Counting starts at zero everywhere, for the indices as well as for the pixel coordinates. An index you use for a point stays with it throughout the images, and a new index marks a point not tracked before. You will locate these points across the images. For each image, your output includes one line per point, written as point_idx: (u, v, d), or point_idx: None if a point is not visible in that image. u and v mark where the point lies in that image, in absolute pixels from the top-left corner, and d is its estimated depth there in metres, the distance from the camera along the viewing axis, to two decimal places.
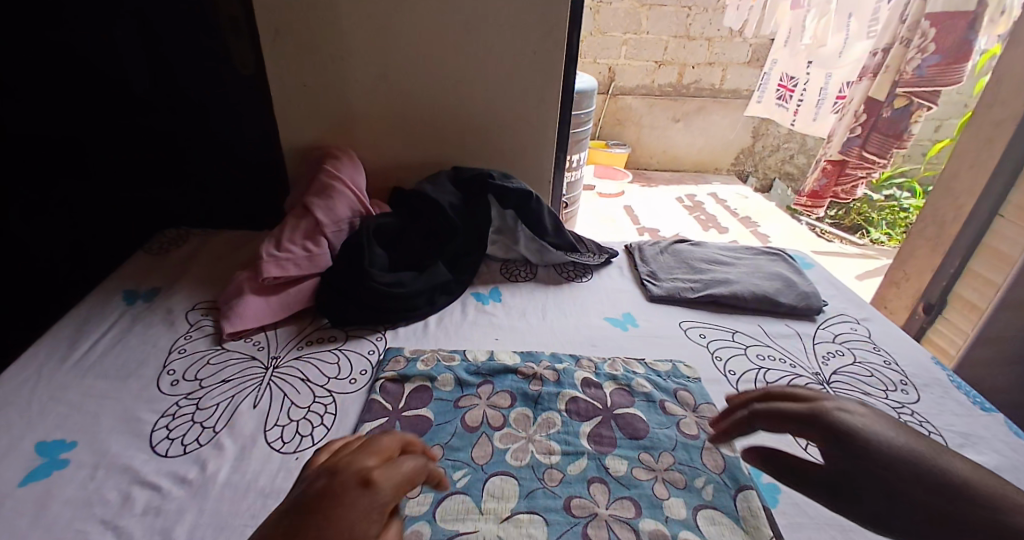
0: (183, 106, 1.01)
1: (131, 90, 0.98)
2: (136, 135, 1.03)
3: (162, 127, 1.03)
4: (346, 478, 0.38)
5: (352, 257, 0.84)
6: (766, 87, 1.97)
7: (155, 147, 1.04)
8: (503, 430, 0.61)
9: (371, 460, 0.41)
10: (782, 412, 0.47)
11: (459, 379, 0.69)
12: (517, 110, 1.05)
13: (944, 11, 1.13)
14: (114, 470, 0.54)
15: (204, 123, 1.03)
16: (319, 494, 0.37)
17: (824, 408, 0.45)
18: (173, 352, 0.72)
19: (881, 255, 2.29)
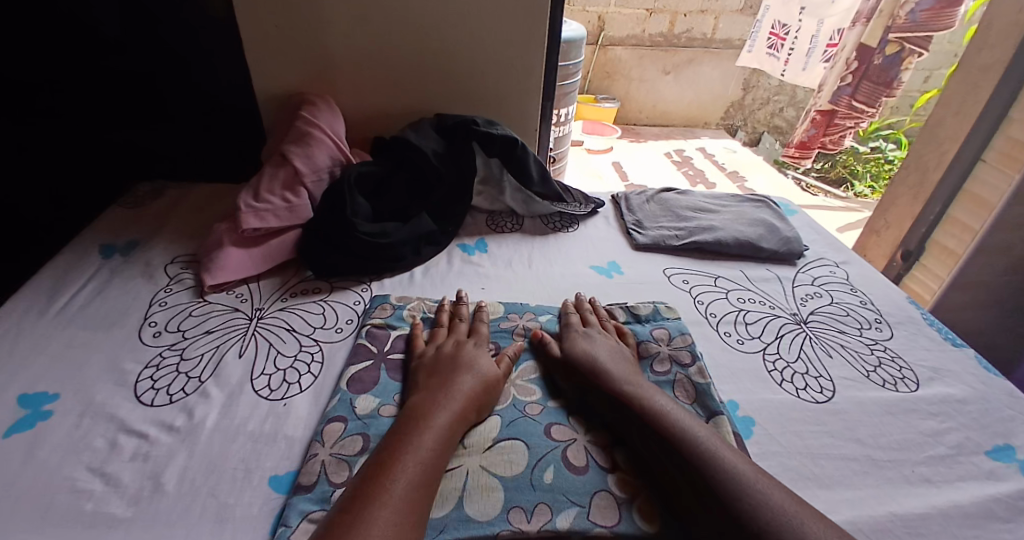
0: (154, 58, 0.96)
1: (100, 29, 0.91)
2: (104, 80, 0.97)
3: (134, 71, 0.97)
4: (467, 344, 0.63)
5: (333, 206, 0.81)
6: (756, 34, 1.85)
7: (128, 94, 0.99)
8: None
9: (473, 339, 0.65)
10: (577, 351, 0.62)
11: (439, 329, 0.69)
12: (504, 54, 1.01)
13: None
14: (101, 418, 0.55)
15: (182, 68, 0.98)
16: (454, 348, 0.62)
17: (606, 355, 0.62)
18: (154, 304, 0.71)
19: (864, 208, 2.32)
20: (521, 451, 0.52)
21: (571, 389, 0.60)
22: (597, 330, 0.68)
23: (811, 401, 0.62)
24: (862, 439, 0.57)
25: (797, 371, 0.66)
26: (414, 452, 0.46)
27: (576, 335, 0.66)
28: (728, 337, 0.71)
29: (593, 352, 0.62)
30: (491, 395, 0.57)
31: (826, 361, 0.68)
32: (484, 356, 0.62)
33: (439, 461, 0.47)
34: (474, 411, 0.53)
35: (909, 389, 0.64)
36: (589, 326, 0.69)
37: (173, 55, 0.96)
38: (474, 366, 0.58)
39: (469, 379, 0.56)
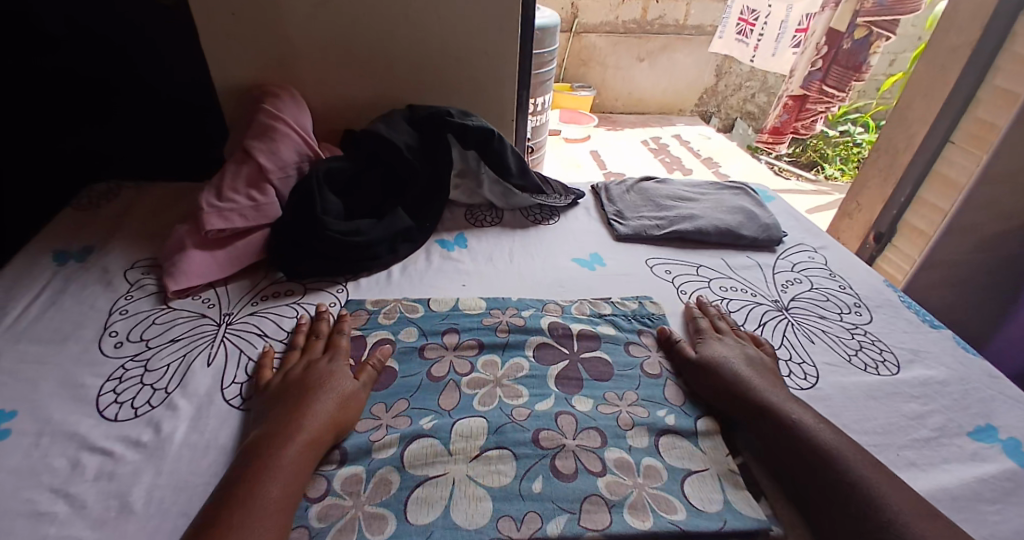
0: (101, 58, 0.91)
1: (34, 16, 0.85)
2: (42, 78, 0.89)
3: (71, 65, 0.90)
4: (319, 362, 0.59)
5: (302, 203, 0.78)
6: (727, 23, 1.83)
7: (67, 87, 0.92)
8: (470, 374, 0.61)
9: (326, 355, 0.61)
10: (712, 355, 0.62)
11: (421, 331, 0.67)
12: (477, 42, 0.98)
13: None
14: (61, 437, 0.51)
15: (134, 57, 0.92)
16: (305, 369, 0.58)
17: (741, 362, 0.61)
18: (113, 313, 0.66)
19: (836, 191, 2.38)
20: (507, 459, 0.50)
21: (701, 393, 0.60)
22: (733, 336, 0.67)
23: (796, 388, 0.62)
24: (848, 424, 0.58)
25: (781, 358, 0.66)
26: (254, 493, 0.43)
27: (710, 342, 0.66)
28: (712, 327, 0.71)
29: (727, 359, 0.61)
30: (350, 410, 0.54)
31: (809, 347, 0.68)
32: (338, 371, 0.58)
33: (286, 497, 0.44)
34: (328, 431, 0.50)
35: (891, 372, 0.65)
36: (722, 333, 0.68)
37: (122, 48, 0.91)
38: (326, 386, 0.55)
39: (321, 402, 0.52)
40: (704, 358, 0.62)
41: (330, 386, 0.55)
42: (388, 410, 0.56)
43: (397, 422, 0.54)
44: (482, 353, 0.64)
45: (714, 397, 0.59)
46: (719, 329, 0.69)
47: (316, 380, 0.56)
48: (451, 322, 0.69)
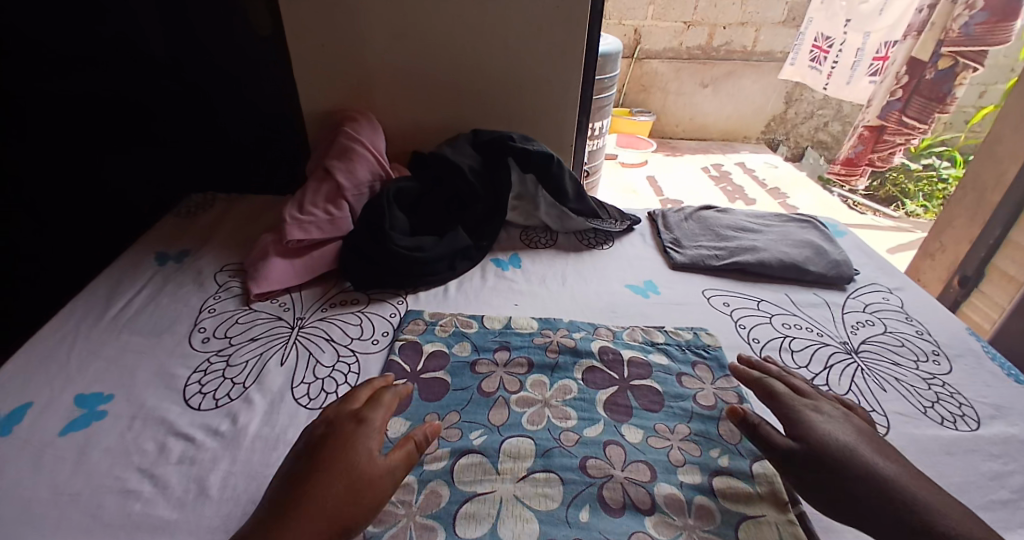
0: (195, 94, 1.04)
1: (149, 53, 0.99)
2: (155, 114, 1.05)
3: (175, 101, 1.04)
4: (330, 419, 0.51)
5: (372, 219, 0.83)
6: (799, 48, 1.89)
7: (174, 112, 1.06)
8: (520, 392, 0.62)
9: (342, 419, 0.51)
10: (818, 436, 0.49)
11: (475, 346, 0.69)
12: (540, 70, 1.02)
13: None
14: (150, 421, 0.58)
15: (223, 85, 1.04)
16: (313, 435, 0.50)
17: (864, 444, 0.48)
18: (203, 311, 0.74)
19: (916, 228, 2.19)
20: (556, 485, 0.51)
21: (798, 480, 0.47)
22: (829, 404, 0.54)
23: None
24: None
25: None
26: None
27: (807, 416, 0.51)
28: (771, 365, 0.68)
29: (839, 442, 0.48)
30: (362, 491, 0.44)
31: (879, 394, 0.64)
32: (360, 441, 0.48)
33: None
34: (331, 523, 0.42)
35: (970, 427, 0.59)
36: (815, 399, 0.55)
37: (212, 80, 1.04)
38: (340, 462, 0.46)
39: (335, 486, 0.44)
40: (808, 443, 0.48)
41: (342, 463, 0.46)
42: (440, 422, 0.58)
43: (448, 433, 0.56)
44: (532, 371, 0.66)
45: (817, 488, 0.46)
46: (803, 391, 0.56)
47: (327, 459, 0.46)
48: (503, 340, 0.71)
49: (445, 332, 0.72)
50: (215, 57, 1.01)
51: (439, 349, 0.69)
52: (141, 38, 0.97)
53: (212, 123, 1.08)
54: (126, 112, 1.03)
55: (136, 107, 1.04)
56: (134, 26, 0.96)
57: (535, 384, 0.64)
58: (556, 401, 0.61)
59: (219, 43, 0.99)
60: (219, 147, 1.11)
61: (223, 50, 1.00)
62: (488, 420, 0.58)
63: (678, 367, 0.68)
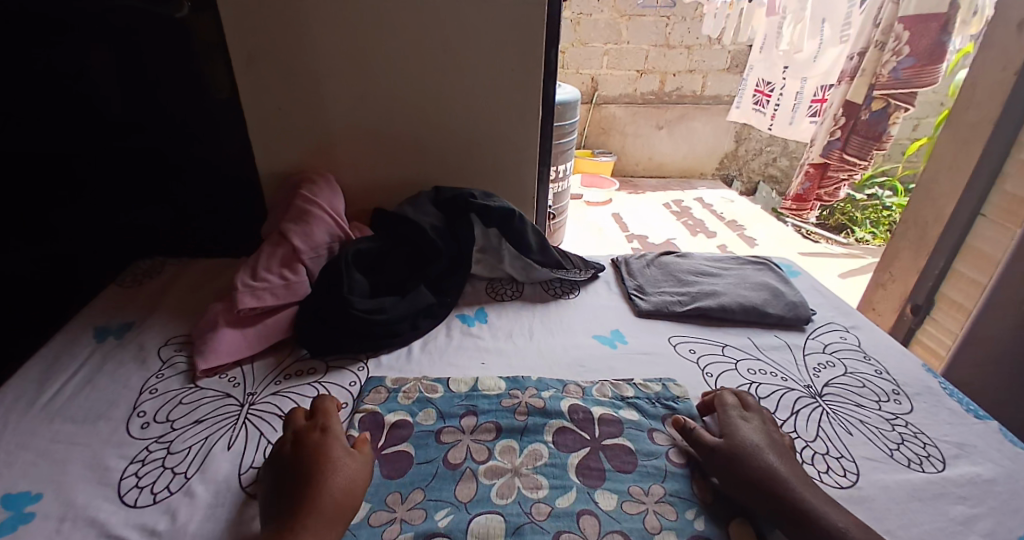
0: (152, 154, 1.01)
1: (102, 114, 0.93)
2: (107, 173, 0.98)
3: (128, 165, 1.00)
4: (312, 434, 0.57)
5: (330, 283, 0.81)
6: (743, 93, 2.05)
7: (120, 175, 0.99)
8: (488, 462, 0.59)
9: (323, 436, 0.57)
10: (741, 439, 0.58)
11: (439, 412, 0.66)
12: (500, 127, 1.05)
13: (916, 14, 1.18)
14: (80, 523, 0.51)
15: (181, 143, 1.03)
16: (297, 447, 0.55)
17: (771, 446, 0.58)
18: (144, 392, 0.69)
19: (867, 254, 2.31)
20: None
21: (717, 477, 0.57)
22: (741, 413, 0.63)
23: (835, 486, 0.57)
24: (893, 530, 0.52)
25: (817, 452, 0.62)
26: None
27: (734, 424, 0.61)
28: None
29: (756, 444, 0.58)
30: (356, 497, 0.52)
31: (847, 440, 0.64)
32: (346, 455, 0.55)
33: None
34: (334, 527, 0.48)
35: (936, 469, 0.60)
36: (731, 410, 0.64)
37: (169, 141, 1.02)
38: (333, 473, 0.52)
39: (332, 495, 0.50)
40: (729, 445, 0.58)
41: (337, 472, 0.52)
42: (403, 502, 0.54)
43: (412, 515, 0.52)
44: (501, 437, 0.63)
45: (741, 481, 0.55)
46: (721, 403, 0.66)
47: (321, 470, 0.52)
48: (470, 404, 0.68)
49: (408, 398, 0.69)
50: (174, 117, 1.00)
51: (403, 417, 0.66)
52: (95, 98, 0.92)
53: (168, 183, 1.04)
54: (58, 171, 0.90)
55: (70, 167, 0.92)
56: (88, 84, 0.90)
57: (504, 453, 0.61)
58: (527, 470, 0.58)
59: (182, 101, 0.99)
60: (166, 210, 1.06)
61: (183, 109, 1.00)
62: (456, 498, 0.54)
63: (649, 423, 0.66)
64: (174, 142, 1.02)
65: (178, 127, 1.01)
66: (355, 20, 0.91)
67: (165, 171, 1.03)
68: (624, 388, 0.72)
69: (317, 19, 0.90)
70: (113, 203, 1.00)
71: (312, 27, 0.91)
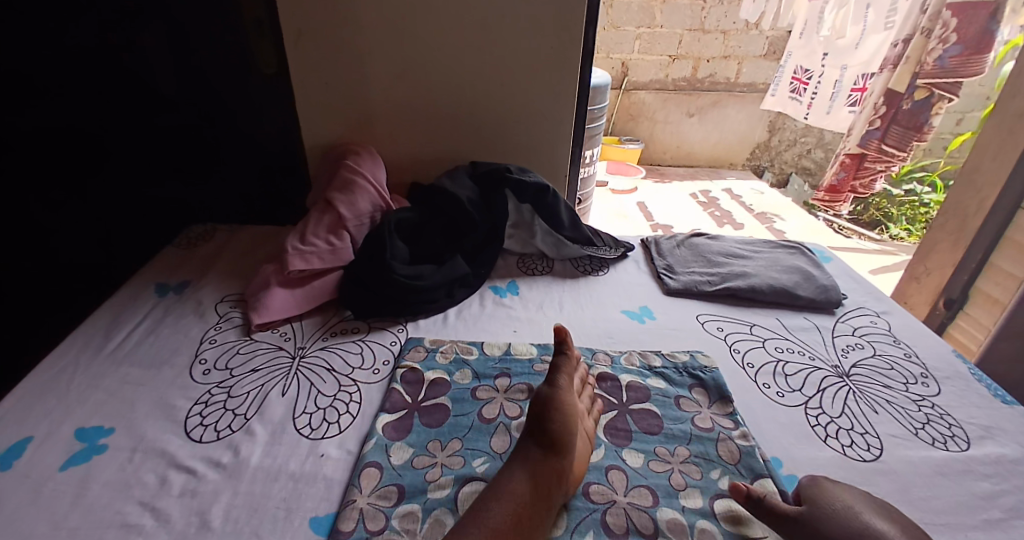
0: (197, 127, 1.05)
1: (155, 91, 1.00)
2: (153, 142, 1.05)
3: (179, 139, 1.06)
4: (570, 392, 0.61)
5: (373, 249, 0.85)
6: (780, 80, 2.01)
7: (163, 148, 1.06)
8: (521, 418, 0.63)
9: (569, 380, 0.63)
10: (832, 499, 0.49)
11: (474, 372, 0.70)
12: (535, 105, 1.06)
13: (963, 0, 1.14)
14: (151, 453, 0.57)
15: (226, 118, 1.06)
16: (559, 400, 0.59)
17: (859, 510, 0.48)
18: (204, 342, 0.75)
19: (901, 251, 2.26)
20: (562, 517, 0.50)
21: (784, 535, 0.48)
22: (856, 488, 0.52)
23: (857, 459, 0.59)
24: (913, 501, 0.54)
25: (841, 427, 0.64)
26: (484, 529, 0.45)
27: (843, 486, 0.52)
28: (766, 389, 0.70)
29: (853, 507, 0.48)
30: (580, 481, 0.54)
31: (871, 417, 0.65)
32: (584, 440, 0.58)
33: None
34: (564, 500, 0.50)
35: (961, 448, 0.61)
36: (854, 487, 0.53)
37: (215, 116, 1.05)
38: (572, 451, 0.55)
39: (556, 423, 0.55)
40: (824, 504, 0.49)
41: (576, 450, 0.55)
42: (443, 449, 0.58)
43: (451, 461, 0.56)
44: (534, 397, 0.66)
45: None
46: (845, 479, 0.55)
47: (550, 398, 0.58)
48: (503, 368, 0.71)
49: (446, 358, 0.73)
50: (214, 94, 1.03)
51: (440, 375, 0.70)
52: (151, 77, 0.99)
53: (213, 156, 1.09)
54: (92, 149, 1.02)
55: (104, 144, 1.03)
56: (141, 62, 0.97)
57: None
58: None
59: (225, 83, 1.02)
60: (209, 181, 1.11)
61: (218, 87, 1.02)
62: (493, 449, 0.58)
63: (676, 390, 0.69)
64: (213, 118, 1.05)
65: (217, 103, 1.04)
66: None
67: (206, 145, 1.07)
68: (653, 357, 0.74)
69: None
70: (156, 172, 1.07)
71: (357, 5, 0.94)
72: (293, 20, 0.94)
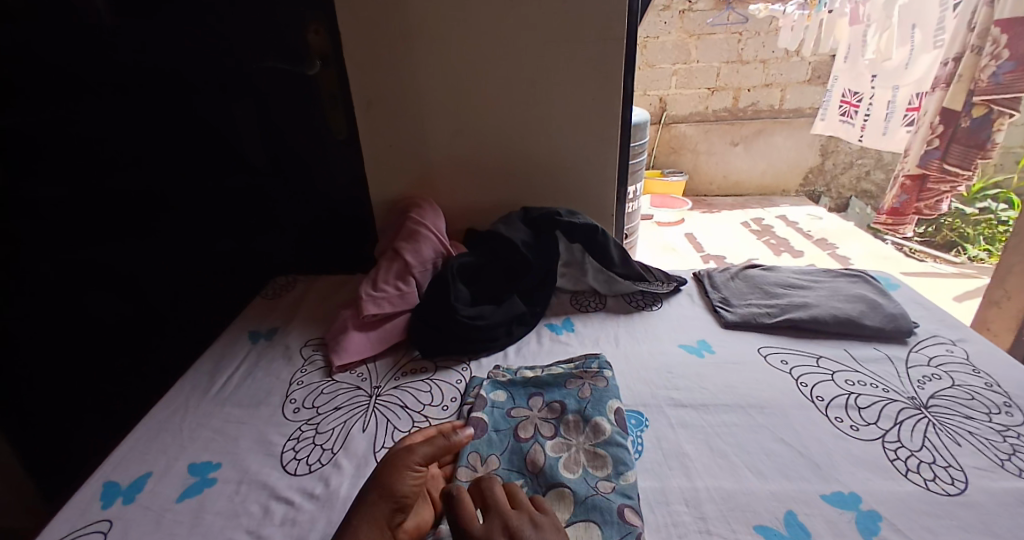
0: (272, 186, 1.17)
1: (241, 155, 1.11)
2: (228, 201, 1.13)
3: (255, 197, 1.17)
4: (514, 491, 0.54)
5: (438, 292, 0.92)
6: (828, 105, 2.00)
7: (237, 204, 1.15)
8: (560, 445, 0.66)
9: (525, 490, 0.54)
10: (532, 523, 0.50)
11: (524, 403, 0.73)
12: (581, 151, 1.12)
13: (1012, 17, 1.11)
14: (254, 486, 0.64)
15: (299, 174, 1.18)
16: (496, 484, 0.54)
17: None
18: (293, 383, 0.82)
19: (983, 274, 2.09)
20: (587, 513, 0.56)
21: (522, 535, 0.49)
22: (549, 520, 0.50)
23: (941, 493, 0.56)
24: (1004, 536, 0.51)
25: (922, 460, 0.61)
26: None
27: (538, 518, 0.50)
28: (839, 423, 0.68)
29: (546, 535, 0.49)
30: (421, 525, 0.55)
31: (952, 449, 0.62)
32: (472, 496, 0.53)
33: None
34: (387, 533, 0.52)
35: None
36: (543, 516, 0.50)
37: (286, 171, 1.17)
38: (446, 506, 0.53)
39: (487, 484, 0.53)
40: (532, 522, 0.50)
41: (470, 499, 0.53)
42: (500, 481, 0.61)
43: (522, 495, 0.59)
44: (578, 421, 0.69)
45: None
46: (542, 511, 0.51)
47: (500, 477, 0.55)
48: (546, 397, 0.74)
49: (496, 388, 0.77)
50: (290, 156, 1.16)
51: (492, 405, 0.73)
52: (237, 143, 1.09)
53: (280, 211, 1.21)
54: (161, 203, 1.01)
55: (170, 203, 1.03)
56: (231, 130, 1.08)
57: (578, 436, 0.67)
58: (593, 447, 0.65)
59: (302, 146, 1.15)
60: (281, 237, 1.23)
61: (292, 149, 1.15)
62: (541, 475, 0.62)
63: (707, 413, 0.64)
64: (285, 177, 1.18)
65: (290, 165, 1.17)
66: (454, 65, 1.05)
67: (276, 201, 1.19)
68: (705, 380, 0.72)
69: (420, 65, 1.05)
70: (213, 231, 1.13)
71: (417, 74, 1.06)
72: (366, 93, 1.08)
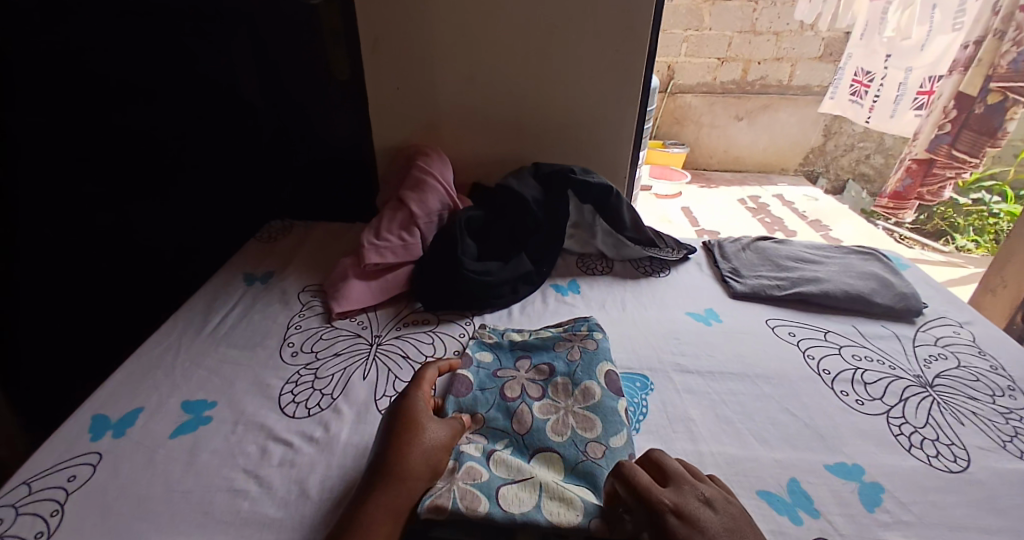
0: (272, 131, 1.11)
1: (239, 95, 1.05)
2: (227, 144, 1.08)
3: (255, 141, 1.11)
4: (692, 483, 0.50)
5: (444, 245, 0.89)
6: (839, 82, 1.87)
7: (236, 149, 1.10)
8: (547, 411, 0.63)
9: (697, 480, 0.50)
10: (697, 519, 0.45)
11: (511, 365, 0.71)
12: (596, 109, 1.07)
13: None
14: (251, 427, 0.62)
15: (299, 120, 1.11)
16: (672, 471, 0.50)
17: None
18: (291, 327, 0.80)
19: (970, 264, 2.12)
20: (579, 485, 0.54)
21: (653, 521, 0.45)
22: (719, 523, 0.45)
23: (944, 470, 0.57)
24: (1003, 512, 0.53)
25: (925, 437, 0.61)
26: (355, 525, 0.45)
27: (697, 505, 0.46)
28: (845, 396, 0.68)
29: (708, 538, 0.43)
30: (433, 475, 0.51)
31: (957, 428, 0.63)
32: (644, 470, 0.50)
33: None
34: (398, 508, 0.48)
35: None
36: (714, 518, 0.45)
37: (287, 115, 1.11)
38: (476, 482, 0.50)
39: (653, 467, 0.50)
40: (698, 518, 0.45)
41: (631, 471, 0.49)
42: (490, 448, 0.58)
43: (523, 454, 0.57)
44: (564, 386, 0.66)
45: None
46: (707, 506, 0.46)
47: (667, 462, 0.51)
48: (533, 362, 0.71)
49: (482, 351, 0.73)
50: (289, 101, 1.09)
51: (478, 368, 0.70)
52: (235, 85, 1.04)
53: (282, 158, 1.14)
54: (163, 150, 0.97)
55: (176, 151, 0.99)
56: (228, 72, 1.02)
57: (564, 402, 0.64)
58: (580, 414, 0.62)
59: (302, 91, 1.07)
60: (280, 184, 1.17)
61: (293, 94, 1.08)
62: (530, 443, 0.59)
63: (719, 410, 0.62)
64: (285, 122, 1.11)
65: (290, 110, 1.10)
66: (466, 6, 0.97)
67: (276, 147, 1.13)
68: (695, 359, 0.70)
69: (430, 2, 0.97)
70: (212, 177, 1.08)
71: (426, 13, 0.98)
72: (373, 28, 1.00)
